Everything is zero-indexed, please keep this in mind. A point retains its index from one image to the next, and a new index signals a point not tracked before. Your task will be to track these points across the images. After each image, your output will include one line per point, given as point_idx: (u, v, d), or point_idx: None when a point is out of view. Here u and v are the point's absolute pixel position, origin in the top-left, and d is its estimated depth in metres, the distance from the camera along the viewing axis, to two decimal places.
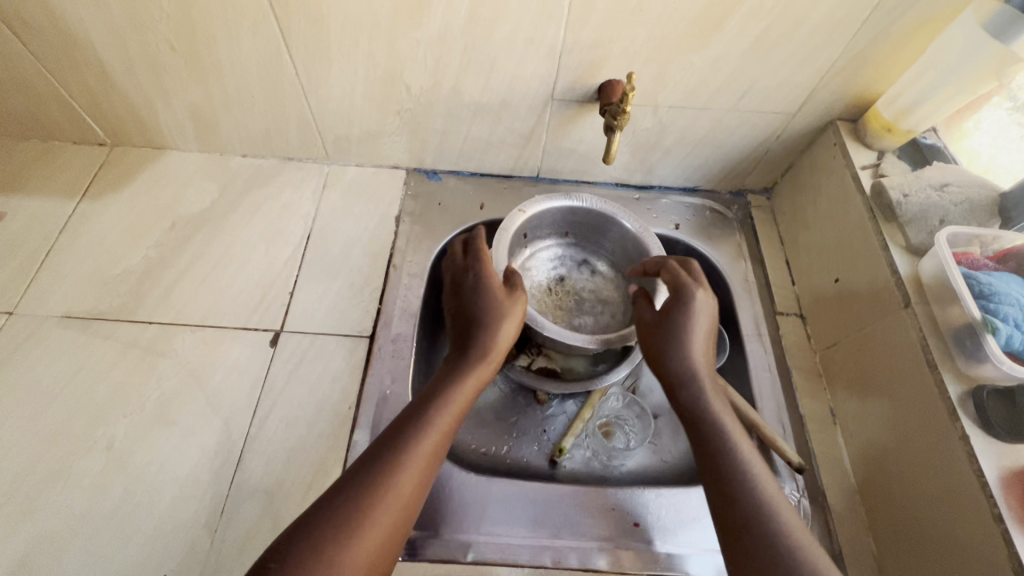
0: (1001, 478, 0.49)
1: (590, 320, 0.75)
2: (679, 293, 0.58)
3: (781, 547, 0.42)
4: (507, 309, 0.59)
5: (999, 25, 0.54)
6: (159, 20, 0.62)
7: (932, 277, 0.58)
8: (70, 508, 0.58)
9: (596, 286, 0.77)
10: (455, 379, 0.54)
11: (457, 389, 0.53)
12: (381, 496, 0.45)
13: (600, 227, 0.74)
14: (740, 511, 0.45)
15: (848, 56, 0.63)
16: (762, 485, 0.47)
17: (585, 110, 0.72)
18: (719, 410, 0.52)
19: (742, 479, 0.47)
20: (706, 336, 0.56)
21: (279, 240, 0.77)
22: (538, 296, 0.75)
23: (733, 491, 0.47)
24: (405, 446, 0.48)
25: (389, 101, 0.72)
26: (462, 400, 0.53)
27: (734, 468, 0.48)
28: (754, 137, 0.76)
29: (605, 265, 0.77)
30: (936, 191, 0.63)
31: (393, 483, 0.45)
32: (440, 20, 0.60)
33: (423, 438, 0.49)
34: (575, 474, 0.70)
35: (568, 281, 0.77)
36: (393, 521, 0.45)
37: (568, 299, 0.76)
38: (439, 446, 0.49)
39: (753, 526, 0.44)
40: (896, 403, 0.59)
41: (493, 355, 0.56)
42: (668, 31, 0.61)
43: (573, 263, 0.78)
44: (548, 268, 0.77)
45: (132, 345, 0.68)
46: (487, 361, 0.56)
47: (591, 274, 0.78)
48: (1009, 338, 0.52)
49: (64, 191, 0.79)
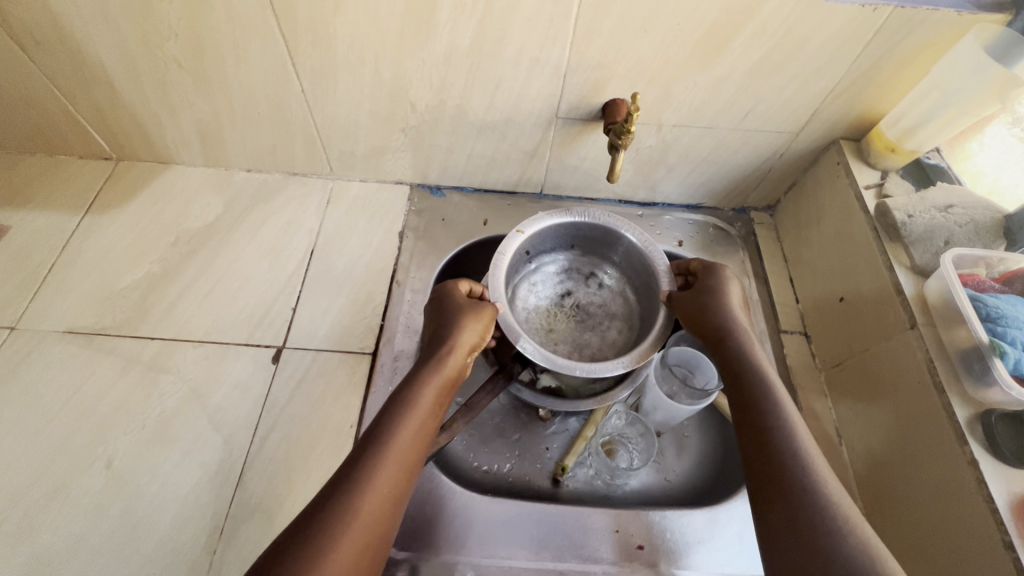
0: (1011, 506, 0.48)
1: (596, 337, 0.74)
2: (711, 274, 0.63)
3: (823, 509, 0.44)
4: (467, 315, 0.57)
5: (1002, 48, 0.55)
6: (168, 39, 0.62)
7: (937, 298, 0.58)
8: (68, 527, 0.57)
9: (603, 300, 0.76)
10: (422, 381, 0.52)
11: (419, 397, 0.51)
12: (350, 518, 0.42)
13: (606, 240, 0.73)
14: (807, 520, 0.43)
15: (850, 78, 0.64)
16: (798, 435, 0.49)
17: (589, 128, 0.72)
18: (764, 365, 0.55)
19: (780, 427, 0.50)
20: (740, 307, 0.61)
21: (283, 256, 0.77)
22: (544, 314, 0.75)
23: (805, 498, 0.45)
24: (368, 461, 0.46)
25: (395, 118, 0.72)
26: (427, 408, 0.51)
27: (775, 418, 0.50)
28: (758, 155, 0.76)
29: (612, 277, 0.76)
30: (941, 212, 0.63)
31: (358, 502, 0.43)
32: (446, 41, 0.61)
33: (387, 450, 0.47)
34: (578, 493, 0.69)
35: (574, 295, 0.77)
36: (363, 544, 0.42)
37: (573, 315, 0.76)
38: (406, 459, 0.47)
39: (787, 472, 0.47)
40: (903, 426, 0.59)
41: (453, 359, 0.55)
42: (672, 53, 0.61)
43: (579, 276, 0.77)
44: (554, 283, 0.77)
45: (134, 360, 0.68)
46: (448, 368, 0.54)
47: (598, 288, 0.77)
48: (1018, 362, 0.51)
49: (69, 205, 0.79)
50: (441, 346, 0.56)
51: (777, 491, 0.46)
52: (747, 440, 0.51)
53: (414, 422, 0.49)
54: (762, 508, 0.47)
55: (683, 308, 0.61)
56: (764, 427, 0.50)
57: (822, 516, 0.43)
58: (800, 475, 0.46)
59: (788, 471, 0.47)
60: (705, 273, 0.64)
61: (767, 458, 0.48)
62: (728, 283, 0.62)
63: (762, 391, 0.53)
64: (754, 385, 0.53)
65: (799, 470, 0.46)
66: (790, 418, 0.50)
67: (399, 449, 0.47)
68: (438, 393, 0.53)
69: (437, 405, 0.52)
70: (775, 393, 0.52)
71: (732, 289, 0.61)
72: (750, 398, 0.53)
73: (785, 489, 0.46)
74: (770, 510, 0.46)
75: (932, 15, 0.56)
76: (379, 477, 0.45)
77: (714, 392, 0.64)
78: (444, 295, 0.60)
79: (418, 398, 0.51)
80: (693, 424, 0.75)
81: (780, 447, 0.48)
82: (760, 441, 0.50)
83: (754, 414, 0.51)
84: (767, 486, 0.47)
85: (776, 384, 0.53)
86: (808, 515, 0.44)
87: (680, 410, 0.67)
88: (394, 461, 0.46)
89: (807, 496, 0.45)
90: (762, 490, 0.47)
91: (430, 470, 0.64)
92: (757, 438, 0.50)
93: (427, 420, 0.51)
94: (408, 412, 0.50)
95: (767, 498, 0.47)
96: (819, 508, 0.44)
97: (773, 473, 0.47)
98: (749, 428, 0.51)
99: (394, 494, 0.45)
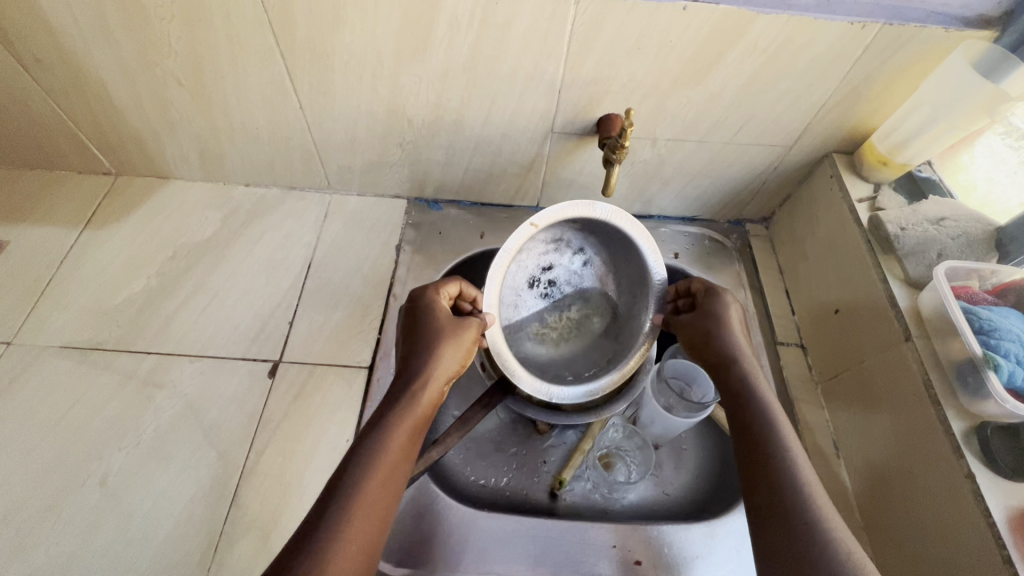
0: (1010, 519, 0.48)
1: (563, 319, 0.73)
2: (711, 294, 0.62)
3: (820, 541, 0.44)
4: (447, 335, 0.56)
5: (990, 64, 0.57)
6: (168, 57, 0.63)
7: (931, 310, 0.58)
8: (62, 544, 0.57)
9: (582, 283, 0.71)
10: (401, 409, 0.51)
11: (398, 422, 0.51)
12: (325, 560, 0.41)
13: (613, 235, 0.65)
14: (806, 553, 0.43)
15: (841, 92, 0.64)
16: (799, 467, 0.49)
17: (585, 142, 0.73)
18: (765, 390, 0.55)
19: (778, 458, 0.49)
20: (744, 330, 0.61)
21: (280, 270, 0.78)
22: (520, 286, 0.68)
23: (802, 529, 0.45)
24: (345, 496, 0.45)
25: (392, 133, 0.73)
26: (404, 435, 0.50)
27: (772, 448, 0.50)
28: (752, 168, 0.77)
29: (601, 260, 0.70)
30: (933, 225, 0.64)
31: (330, 544, 0.42)
32: (442, 57, 0.62)
33: (362, 485, 0.46)
34: (576, 506, 0.68)
35: (556, 270, 0.70)
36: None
37: (549, 291, 0.71)
38: (387, 485, 0.47)
39: (784, 503, 0.47)
40: (900, 438, 0.59)
41: (435, 381, 0.54)
42: (664, 69, 0.62)
43: (566, 249, 0.69)
44: (540, 254, 0.68)
45: (131, 375, 0.67)
46: (427, 393, 0.53)
47: (582, 268, 0.71)
48: (1012, 375, 0.51)
49: (67, 220, 0.80)
50: (421, 367, 0.54)
51: (777, 519, 0.46)
52: (745, 467, 0.51)
53: (390, 452, 0.48)
54: (762, 538, 0.47)
55: (688, 330, 0.61)
56: (762, 458, 0.50)
57: (826, 551, 0.43)
58: (801, 506, 0.46)
59: (789, 501, 0.46)
60: (705, 297, 0.62)
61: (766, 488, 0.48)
62: (728, 309, 0.61)
63: (760, 416, 0.53)
64: (751, 409, 0.53)
65: (800, 501, 0.46)
66: (789, 447, 0.50)
67: (373, 485, 0.46)
68: (418, 418, 0.52)
69: (416, 433, 0.52)
70: (773, 418, 0.52)
71: (732, 309, 0.61)
72: (749, 424, 0.53)
73: (786, 520, 0.46)
74: (771, 540, 0.46)
75: (921, 32, 0.57)
76: (355, 515, 0.44)
77: (710, 404, 0.64)
78: (425, 311, 0.58)
79: (399, 422, 0.51)
80: (691, 437, 0.75)
81: (779, 477, 0.48)
82: (761, 467, 0.49)
83: (753, 441, 0.51)
84: (767, 514, 0.47)
85: (773, 408, 0.53)
86: (809, 552, 0.43)
87: (676, 422, 0.67)
88: (370, 495, 0.45)
89: (808, 528, 0.45)
90: (761, 521, 0.47)
91: (426, 484, 0.64)
92: (755, 465, 0.50)
93: (404, 451, 0.50)
94: (388, 440, 0.49)
95: (768, 525, 0.46)
96: (822, 543, 0.43)
97: (773, 506, 0.47)
98: (747, 455, 0.51)
99: (372, 531, 0.44)
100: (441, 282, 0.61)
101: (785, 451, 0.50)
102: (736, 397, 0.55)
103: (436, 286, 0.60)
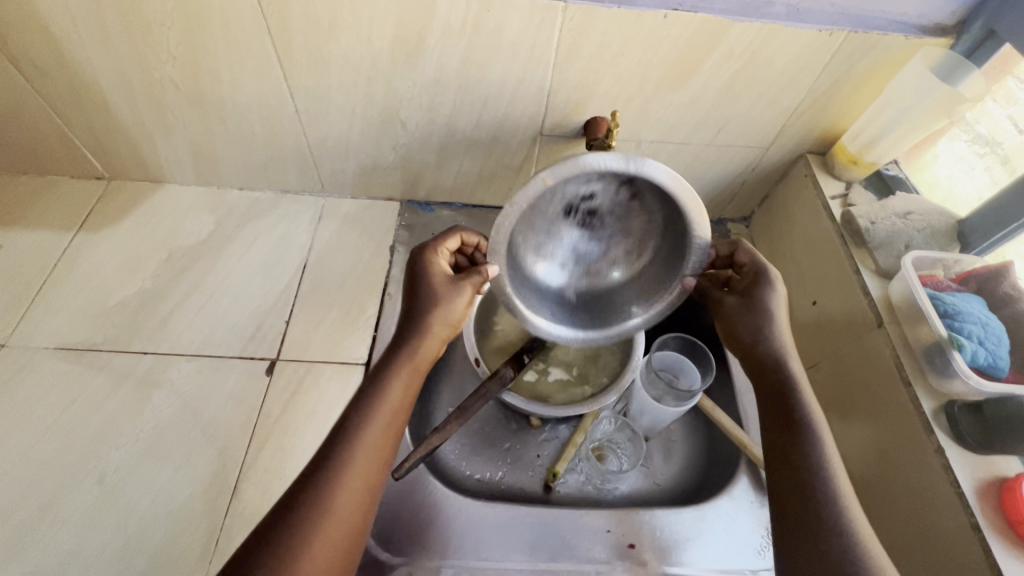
0: (975, 488, 0.52)
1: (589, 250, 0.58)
2: (761, 280, 0.59)
3: (835, 511, 0.46)
4: (440, 299, 0.56)
5: (948, 67, 0.62)
6: (166, 62, 0.65)
7: (900, 298, 0.62)
8: (61, 542, 0.57)
9: (625, 223, 0.56)
10: (391, 371, 0.52)
11: (391, 383, 0.52)
12: (319, 508, 0.44)
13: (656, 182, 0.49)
14: (820, 517, 0.46)
15: (813, 96, 0.68)
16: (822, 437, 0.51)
17: (573, 144, 0.76)
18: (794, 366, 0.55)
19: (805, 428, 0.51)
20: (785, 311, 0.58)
21: (276, 271, 0.79)
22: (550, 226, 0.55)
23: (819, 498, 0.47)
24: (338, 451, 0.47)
25: (385, 137, 0.75)
26: (399, 394, 0.51)
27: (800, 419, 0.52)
28: (732, 168, 0.81)
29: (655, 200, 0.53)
30: (901, 218, 0.68)
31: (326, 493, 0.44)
32: (435, 63, 0.64)
33: (358, 443, 0.47)
34: (571, 497, 0.70)
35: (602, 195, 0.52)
36: (336, 547, 0.43)
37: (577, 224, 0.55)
38: (379, 441, 0.48)
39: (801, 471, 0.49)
40: (878, 424, 0.62)
41: (427, 344, 0.55)
42: (648, 74, 0.65)
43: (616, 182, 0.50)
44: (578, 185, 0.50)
45: (126, 376, 0.68)
46: (423, 352, 0.54)
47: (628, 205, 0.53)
48: (974, 354, 0.55)
49: (61, 223, 0.80)
50: (411, 331, 0.55)
51: (794, 489, 0.48)
52: (777, 442, 0.52)
53: (384, 411, 0.50)
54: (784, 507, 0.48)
55: (734, 326, 0.59)
56: (793, 422, 0.52)
57: (832, 512, 0.46)
58: (827, 496, 0.47)
59: (812, 487, 0.48)
60: (751, 279, 0.59)
61: (790, 472, 0.49)
62: (768, 291, 0.58)
63: (780, 388, 0.54)
64: (784, 383, 0.54)
65: (818, 469, 0.48)
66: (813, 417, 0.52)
67: (368, 441, 0.48)
68: (410, 379, 0.53)
69: (411, 391, 0.53)
70: (802, 400, 0.53)
71: (775, 295, 0.58)
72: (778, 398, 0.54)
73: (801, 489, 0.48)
74: (789, 514, 0.48)
75: (883, 39, 0.61)
76: (347, 476, 0.46)
77: (698, 392, 0.67)
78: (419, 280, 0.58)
79: (391, 385, 0.51)
80: (679, 428, 0.77)
81: (801, 443, 0.50)
82: (783, 443, 0.51)
83: (781, 408, 0.53)
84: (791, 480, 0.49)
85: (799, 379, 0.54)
86: (823, 518, 0.46)
87: (665, 412, 0.69)
88: (365, 453, 0.47)
89: (822, 499, 0.47)
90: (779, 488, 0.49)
91: (424, 476, 0.65)
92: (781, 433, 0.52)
93: (399, 409, 0.51)
94: (379, 399, 0.50)
95: (786, 496, 0.49)
96: (836, 506, 0.46)
97: (788, 472, 0.49)
98: (778, 432, 0.52)
99: (364, 492, 0.46)
100: (441, 238, 0.60)
101: (805, 423, 0.51)
102: (767, 363, 0.56)
103: (434, 247, 0.59)
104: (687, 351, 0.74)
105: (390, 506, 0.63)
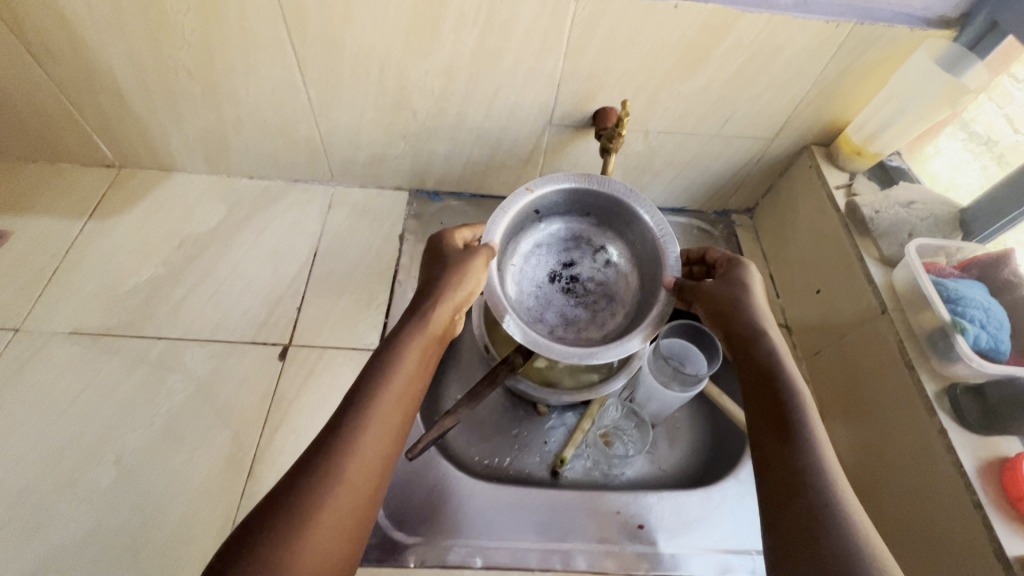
0: (977, 468, 0.54)
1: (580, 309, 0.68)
2: (733, 263, 0.59)
3: (823, 490, 0.43)
4: (455, 273, 0.56)
5: (952, 59, 0.63)
6: (180, 49, 0.65)
7: (905, 285, 0.63)
8: (79, 521, 0.58)
9: (605, 280, 0.70)
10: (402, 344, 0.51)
11: (403, 355, 0.51)
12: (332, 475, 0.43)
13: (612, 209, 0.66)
14: (805, 495, 0.43)
15: (818, 87, 0.69)
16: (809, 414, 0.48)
17: (581, 134, 0.77)
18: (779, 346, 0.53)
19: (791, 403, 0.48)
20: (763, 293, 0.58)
21: (287, 258, 0.80)
22: (541, 279, 0.69)
23: (808, 476, 0.44)
24: (348, 421, 0.45)
25: (395, 125, 0.76)
26: (411, 365, 0.50)
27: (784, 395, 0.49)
28: (737, 159, 0.82)
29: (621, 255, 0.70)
30: (904, 208, 0.69)
31: (338, 461, 0.43)
32: (448, 52, 0.65)
33: (369, 412, 0.46)
34: (577, 482, 0.71)
35: (578, 265, 0.70)
36: (346, 515, 0.42)
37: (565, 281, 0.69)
38: (391, 409, 0.47)
39: (783, 449, 0.46)
40: (880, 408, 0.63)
41: (438, 317, 0.54)
42: (657, 64, 0.66)
43: (586, 247, 0.71)
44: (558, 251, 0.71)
45: (141, 360, 0.69)
46: (433, 326, 0.53)
47: (605, 266, 0.70)
48: (976, 337, 0.56)
49: (72, 210, 0.80)
50: (424, 305, 0.54)
51: (775, 469, 0.45)
52: (760, 423, 0.49)
53: (397, 382, 0.49)
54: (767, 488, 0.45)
55: (711, 303, 0.56)
56: (777, 397, 0.49)
57: (818, 490, 0.43)
58: (817, 476, 0.44)
59: (795, 466, 0.45)
60: (725, 266, 0.60)
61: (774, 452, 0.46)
62: (745, 273, 0.58)
63: (759, 363, 0.52)
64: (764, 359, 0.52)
65: (803, 448, 0.45)
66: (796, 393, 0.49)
67: (380, 411, 0.47)
68: (422, 353, 0.52)
69: (423, 365, 0.52)
70: (786, 377, 0.50)
71: (751, 273, 0.58)
72: (759, 376, 0.51)
73: (785, 468, 0.45)
74: (773, 495, 0.44)
75: (888, 31, 0.62)
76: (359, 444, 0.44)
77: (704, 378, 0.67)
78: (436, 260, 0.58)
79: (402, 357, 0.50)
80: (684, 416, 0.77)
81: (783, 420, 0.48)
82: (772, 427, 0.48)
83: (763, 386, 0.50)
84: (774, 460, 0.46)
85: (782, 354, 0.52)
86: (813, 498, 0.43)
87: (670, 398, 0.70)
88: (376, 423, 0.46)
89: (814, 485, 0.43)
90: (760, 471, 0.47)
91: (436, 459, 0.66)
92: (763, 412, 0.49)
93: (412, 383, 0.50)
94: (392, 369, 0.49)
95: (770, 477, 0.45)
96: (823, 484, 0.43)
97: (769, 453, 0.47)
98: (759, 412, 0.50)
99: (373, 463, 0.45)
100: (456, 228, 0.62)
101: (794, 407, 0.48)
102: (747, 338, 0.54)
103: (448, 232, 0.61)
104: (694, 338, 0.75)
105: (404, 488, 0.64)
